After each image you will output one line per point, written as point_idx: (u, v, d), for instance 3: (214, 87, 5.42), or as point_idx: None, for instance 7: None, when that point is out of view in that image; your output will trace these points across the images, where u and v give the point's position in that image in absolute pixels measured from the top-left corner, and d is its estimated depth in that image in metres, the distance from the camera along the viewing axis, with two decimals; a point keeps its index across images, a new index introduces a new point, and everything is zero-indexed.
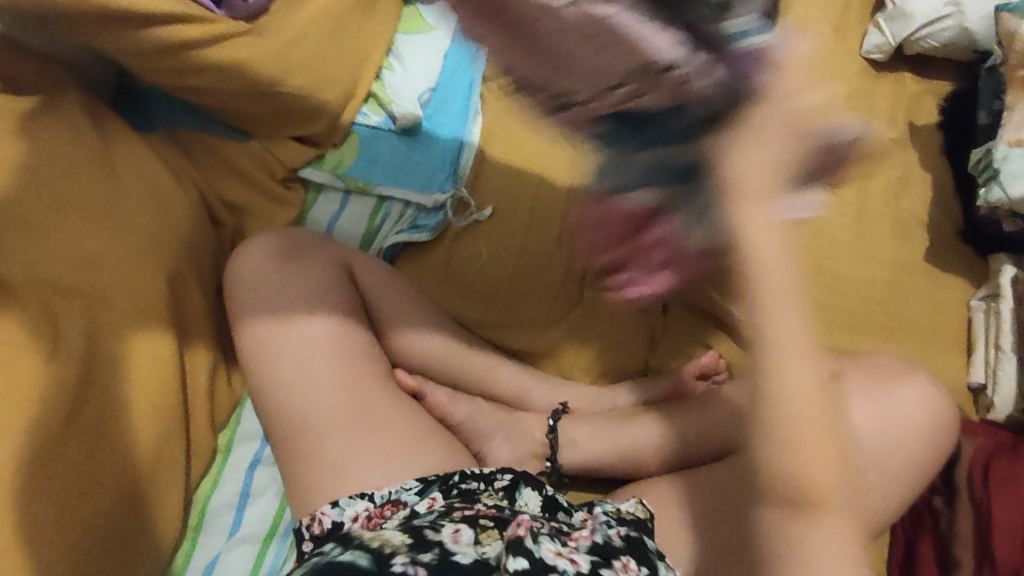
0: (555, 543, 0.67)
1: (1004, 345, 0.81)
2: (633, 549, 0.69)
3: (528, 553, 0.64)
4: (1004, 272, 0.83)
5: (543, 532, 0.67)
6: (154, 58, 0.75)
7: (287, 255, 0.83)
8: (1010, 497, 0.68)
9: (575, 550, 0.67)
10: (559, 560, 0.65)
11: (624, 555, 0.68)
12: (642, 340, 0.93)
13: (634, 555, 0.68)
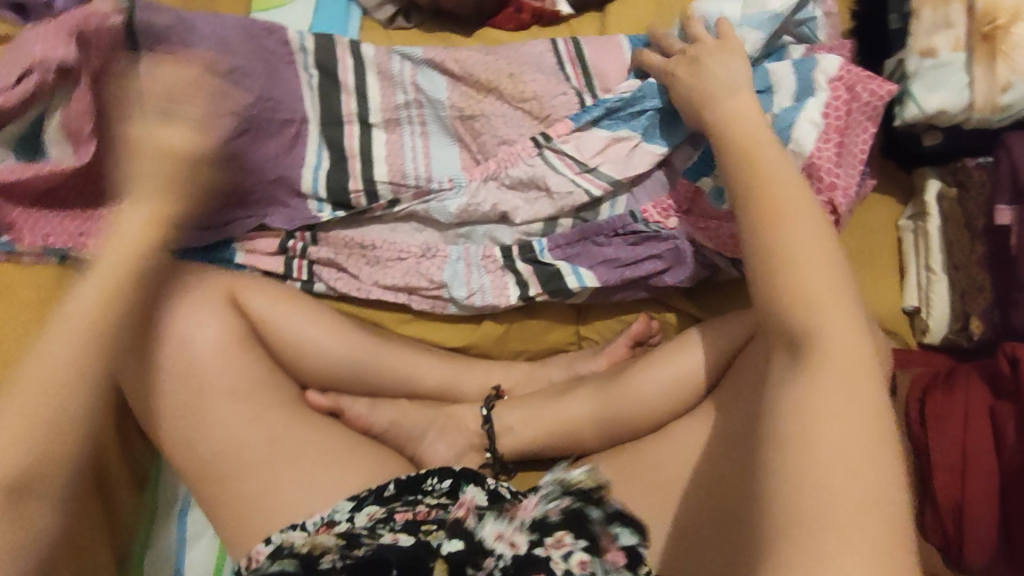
0: (499, 526, 0.67)
1: (935, 267, 0.77)
2: (570, 521, 0.64)
3: (466, 536, 0.66)
4: (930, 188, 0.78)
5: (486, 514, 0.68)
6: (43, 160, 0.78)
7: (168, 293, 0.76)
8: (944, 435, 0.66)
9: (519, 530, 0.66)
10: (499, 544, 0.65)
11: (562, 530, 0.64)
12: (572, 311, 0.87)
13: (571, 530, 0.64)
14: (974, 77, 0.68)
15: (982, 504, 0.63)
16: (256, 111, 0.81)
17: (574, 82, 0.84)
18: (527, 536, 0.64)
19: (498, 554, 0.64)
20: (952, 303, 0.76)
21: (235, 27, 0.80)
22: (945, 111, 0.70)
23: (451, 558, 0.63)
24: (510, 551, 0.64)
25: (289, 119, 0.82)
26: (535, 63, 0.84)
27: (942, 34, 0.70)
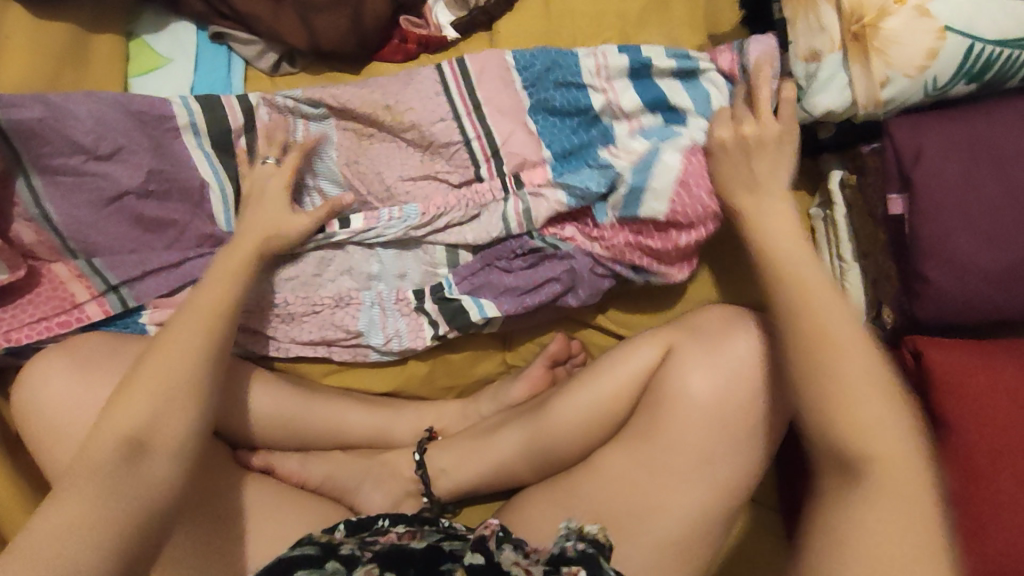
0: (515, 552, 0.63)
1: (846, 256, 0.75)
2: (585, 561, 0.59)
3: (487, 551, 0.63)
4: (833, 178, 0.76)
5: (507, 541, 0.65)
6: None
7: (82, 378, 0.73)
8: None
9: (534, 563, 0.62)
10: (515, 568, 0.62)
11: (577, 565, 0.59)
12: (497, 341, 0.86)
13: (586, 565, 0.58)
14: (853, 75, 0.66)
15: (901, 490, 0.65)
16: (151, 185, 0.76)
17: (459, 104, 0.77)
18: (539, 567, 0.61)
19: (512, 574, 0.61)
20: (868, 291, 0.75)
21: (106, 104, 0.73)
22: (833, 112, 0.68)
23: (470, 567, 0.62)
24: (523, 574, 0.61)
25: (191, 178, 0.77)
26: (421, 94, 0.76)
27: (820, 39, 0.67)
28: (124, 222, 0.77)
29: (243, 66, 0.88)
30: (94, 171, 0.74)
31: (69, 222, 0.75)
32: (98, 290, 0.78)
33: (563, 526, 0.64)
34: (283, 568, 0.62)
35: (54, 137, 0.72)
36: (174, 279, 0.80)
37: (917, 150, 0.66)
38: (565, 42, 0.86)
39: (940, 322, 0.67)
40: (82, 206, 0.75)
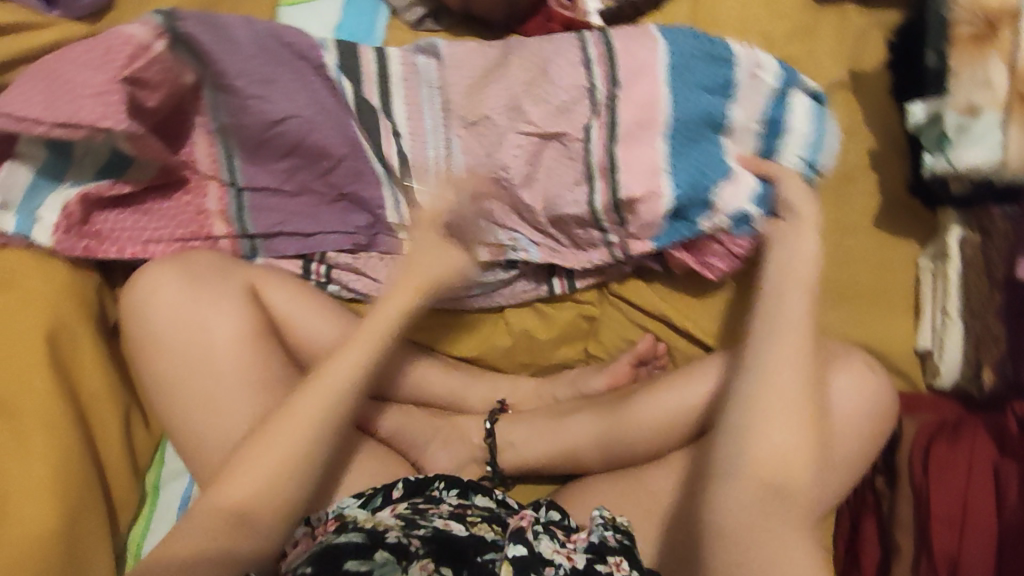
0: (552, 541, 0.66)
1: (951, 312, 0.76)
2: (624, 549, 0.65)
3: (528, 542, 0.64)
4: (953, 235, 0.76)
5: (542, 529, 0.67)
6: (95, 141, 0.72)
7: (189, 283, 0.74)
8: (946, 488, 0.66)
9: (573, 551, 0.65)
10: (556, 557, 0.64)
11: (618, 555, 0.64)
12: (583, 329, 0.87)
13: (628, 557, 0.64)
14: (1009, 136, 0.67)
15: (976, 559, 0.63)
16: (314, 110, 0.77)
17: (609, 111, 0.76)
18: (583, 556, 0.64)
19: (557, 563, 0.63)
20: (965, 350, 0.75)
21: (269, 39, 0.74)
22: (977, 169, 0.69)
23: (515, 559, 0.62)
24: (567, 563, 0.64)
25: (348, 124, 0.78)
26: (559, 50, 0.78)
27: (981, 94, 0.68)
28: (284, 146, 0.78)
29: (388, 12, 0.89)
30: (253, 99, 0.75)
31: (241, 136, 0.77)
32: (235, 233, 0.80)
33: (595, 513, 0.69)
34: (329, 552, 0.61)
35: (228, 59, 0.73)
36: (309, 242, 0.81)
37: None
38: None
39: None
40: (247, 128, 0.76)
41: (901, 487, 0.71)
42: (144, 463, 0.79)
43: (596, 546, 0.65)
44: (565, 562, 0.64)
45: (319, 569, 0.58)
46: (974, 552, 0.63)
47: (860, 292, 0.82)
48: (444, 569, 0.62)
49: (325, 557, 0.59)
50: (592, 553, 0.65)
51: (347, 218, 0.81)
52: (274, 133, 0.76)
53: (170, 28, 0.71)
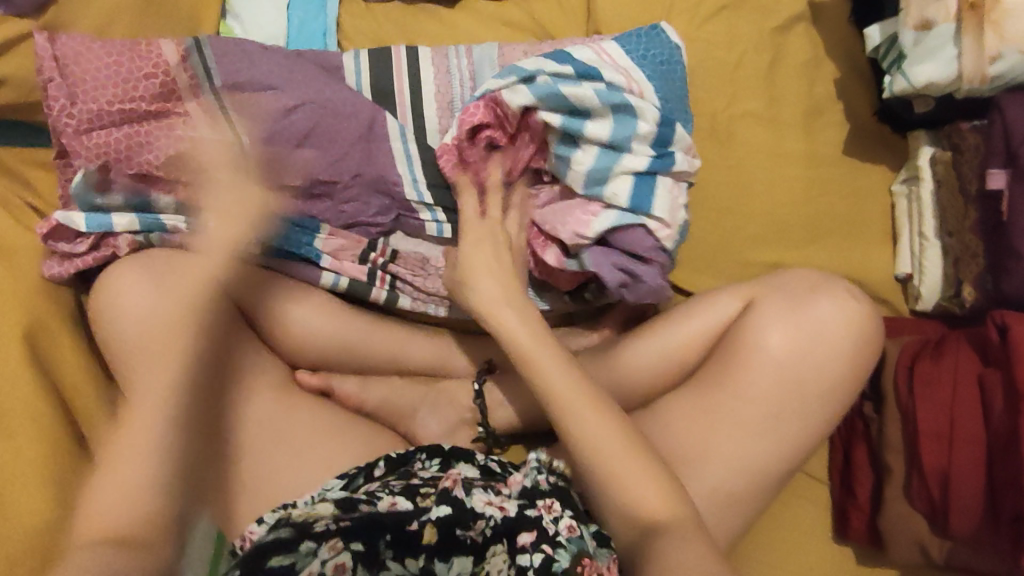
0: (486, 493, 0.63)
1: (927, 232, 0.76)
2: (558, 492, 0.64)
3: (455, 499, 0.61)
4: (924, 153, 0.76)
5: (476, 483, 0.64)
6: None
7: (156, 278, 0.73)
8: (932, 404, 0.66)
9: (507, 499, 0.63)
10: (488, 510, 0.62)
11: (549, 497, 0.63)
12: None
13: (560, 499, 0.63)
14: (963, 47, 0.66)
15: (967, 479, 0.64)
16: (315, 100, 0.78)
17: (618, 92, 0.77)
18: (514, 504, 0.62)
19: (487, 516, 0.61)
20: (945, 270, 0.75)
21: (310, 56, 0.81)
22: (936, 84, 0.68)
23: (439, 520, 0.60)
24: (499, 513, 0.61)
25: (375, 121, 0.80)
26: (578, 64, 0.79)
27: (934, 8, 0.67)
28: (289, 139, 0.77)
29: None
30: (263, 105, 0.77)
31: (257, 131, 0.76)
32: None
33: (531, 456, 0.67)
34: (252, 554, 0.57)
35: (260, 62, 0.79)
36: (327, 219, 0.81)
37: None
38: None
39: None
40: (262, 121, 0.77)
41: (888, 408, 0.71)
42: None
43: (529, 490, 0.64)
44: (496, 513, 0.61)
45: (243, 573, 0.55)
46: (964, 469, 0.64)
47: (833, 223, 0.82)
48: (357, 542, 0.58)
49: (247, 563, 0.56)
50: (524, 500, 0.63)
51: (365, 197, 0.81)
52: (309, 125, 0.77)
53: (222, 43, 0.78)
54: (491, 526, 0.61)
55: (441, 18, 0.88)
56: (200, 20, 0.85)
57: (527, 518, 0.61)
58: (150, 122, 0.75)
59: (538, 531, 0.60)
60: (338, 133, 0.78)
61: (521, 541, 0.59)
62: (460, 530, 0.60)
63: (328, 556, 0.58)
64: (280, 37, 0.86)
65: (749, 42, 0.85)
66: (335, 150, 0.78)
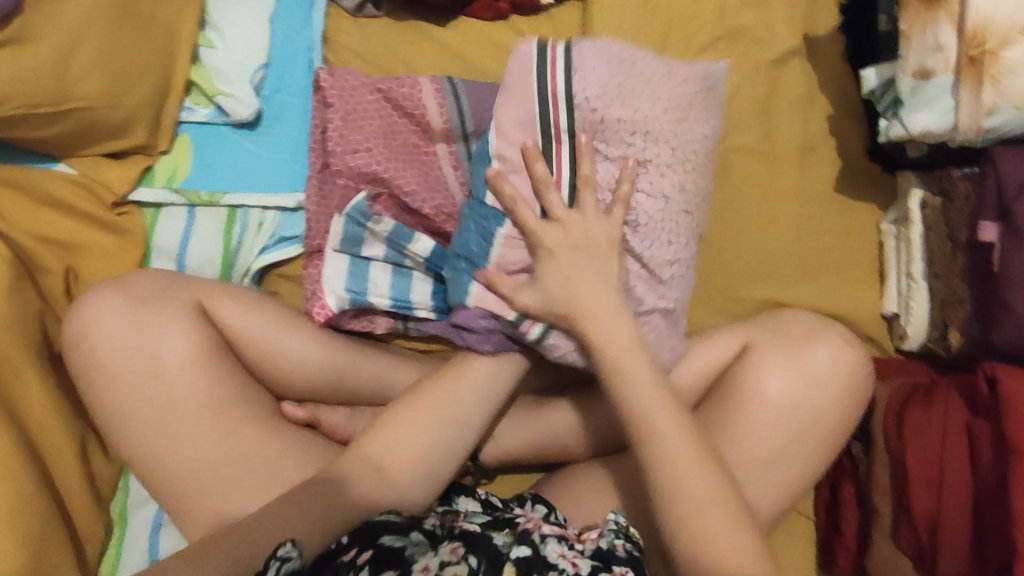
0: (561, 544, 0.62)
1: (914, 275, 0.77)
2: (635, 563, 0.61)
3: (533, 544, 0.61)
4: (913, 196, 0.78)
5: (551, 533, 0.63)
6: (64, 137, 0.75)
7: (135, 311, 0.69)
8: (922, 453, 0.68)
9: (580, 555, 0.61)
10: (562, 562, 0.60)
11: (626, 565, 0.61)
12: None
13: (636, 568, 0.60)
14: (961, 99, 0.66)
15: (955, 526, 0.65)
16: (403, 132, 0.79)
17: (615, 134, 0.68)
18: (588, 564, 0.60)
19: (561, 567, 0.59)
20: (931, 311, 0.77)
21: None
22: (932, 132, 0.68)
23: (518, 561, 0.58)
24: (571, 568, 0.59)
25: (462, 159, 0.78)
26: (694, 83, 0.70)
27: (934, 58, 0.67)
28: (377, 166, 0.78)
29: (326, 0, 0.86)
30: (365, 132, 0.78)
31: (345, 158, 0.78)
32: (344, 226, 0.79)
33: (610, 518, 0.66)
34: (366, 530, 0.58)
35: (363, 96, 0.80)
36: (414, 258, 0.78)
37: (1021, 182, 0.65)
38: (660, 22, 0.85)
39: (1013, 352, 0.66)
40: (356, 147, 0.78)
41: (876, 452, 0.72)
42: (107, 488, 0.77)
43: (604, 554, 0.62)
44: (569, 568, 0.59)
45: (355, 540, 0.57)
46: (951, 514, 0.65)
47: (824, 259, 0.83)
48: (473, 557, 0.58)
49: (363, 530, 0.58)
50: (598, 562, 0.61)
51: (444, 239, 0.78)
52: (396, 155, 0.78)
53: (445, 88, 0.80)
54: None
55: (431, 38, 0.86)
56: (177, 34, 0.79)
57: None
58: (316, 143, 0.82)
59: None
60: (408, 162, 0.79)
61: None
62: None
63: (445, 558, 0.57)
64: (261, 52, 0.82)
65: (745, 75, 0.85)
66: (412, 181, 0.78)
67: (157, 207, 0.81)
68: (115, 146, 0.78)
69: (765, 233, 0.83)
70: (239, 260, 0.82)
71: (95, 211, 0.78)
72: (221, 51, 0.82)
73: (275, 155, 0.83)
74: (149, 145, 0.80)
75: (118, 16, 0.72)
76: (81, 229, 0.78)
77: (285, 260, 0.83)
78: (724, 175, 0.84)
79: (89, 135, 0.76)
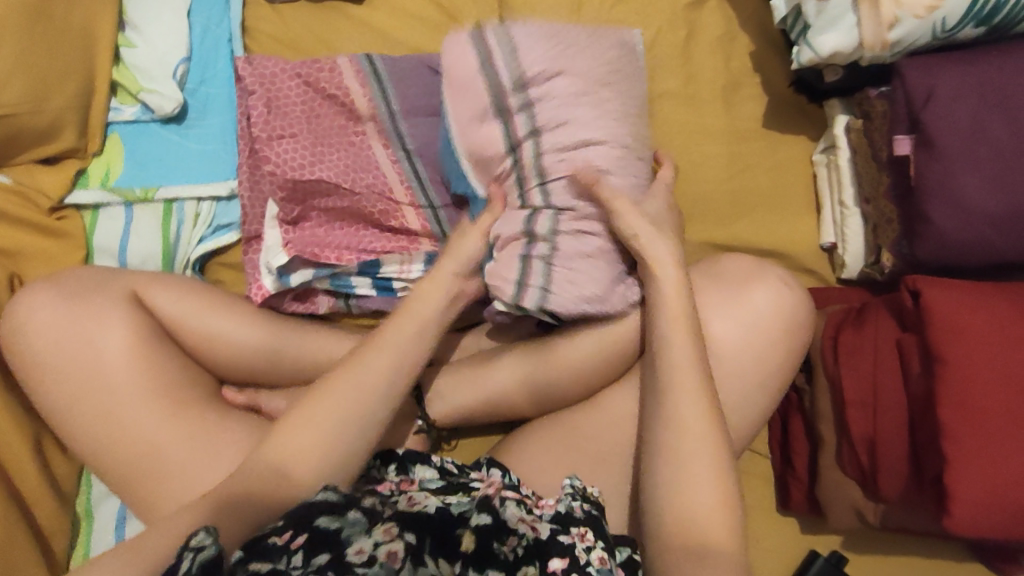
0: (520, 508, 0.60)
1: (846, 202, 0.76)
2: (593, 520, 0.60)
3: (494, 510, 0.59)
4: (838, 122, 0.77)
5: (510, 496, 0.61)
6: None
7: (71, 308, 0.70)
8: (857, 374, 0.67)
9: (539, 520, 0.60)
10: (521, 527, 0.58)
11: (584, 525, 0.59)
12: None
13: (594, 527, 0.59)
14: (862, 15, 0.65)
15: (892, 443, 0.65)
16: (331, 117, 0.79)
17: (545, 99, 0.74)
18: (546, 526, 0.59)
19: (521, 533, 0.58)
20: (865, 237, 0.76)
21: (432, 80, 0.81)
22: (840, 53, 0.67)
23: (477, 529, 0.57)
24: (532, 533, 0.58)
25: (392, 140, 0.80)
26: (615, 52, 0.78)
27: None
28: (305, 153, 0.77)
29: None
30: (290, 119, 0.78)
31: (273, 145, 0.78)
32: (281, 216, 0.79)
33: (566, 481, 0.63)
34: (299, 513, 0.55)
35: (285, 82, 0.79)
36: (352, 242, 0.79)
37: (928, 91, 0.64)
38: None
39: (938, 263, 0.66)
40: (283, 134, 0.78)
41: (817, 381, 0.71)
42: (69, 487, 0.78)
43: (561, 515, 0.60)
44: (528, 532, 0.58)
45: (289, 522, 0.54)
46: (889, 432, 0.65)
47: (759, 196, 0.82)
48: (411, 534, 0.56)
49: (298, 511, 0.55)
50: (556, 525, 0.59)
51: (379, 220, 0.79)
52: (324, 140, 0.78)
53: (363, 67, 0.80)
54: (523, 546, 0.57)
55: (349, 16, 0.86)
56: (97, 37, 0.80)
57: (559, 544, 0.57)
58: (244, 133, 0.81)
59: (569, 559, 0.56)
60: (338, 146, 0.78)
61: (552, 567, 0.56)
62: (495, 544, 0.57)
63: (378, 541, 0.54)
64: (182, 46, 0.84)
65: (662, 20, 0.85)
66: (341, 165, 0.78)
67: (96, 208, 0.83)
68: (46, 152, 0.80)
69: (696, 176, 0.83)
70: (179, 253, 0.83)
71: (32, 217, 0.80)
72: (143, 50, 0.83)
73: (207, 147, 0.84)
74: (80, 148, 0.82)
75: (34, 20, 0.74)
76: (20, 236, 0.80)
77: (223, 247, 0.85)
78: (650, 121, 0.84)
79: (18, 142, 0.78)
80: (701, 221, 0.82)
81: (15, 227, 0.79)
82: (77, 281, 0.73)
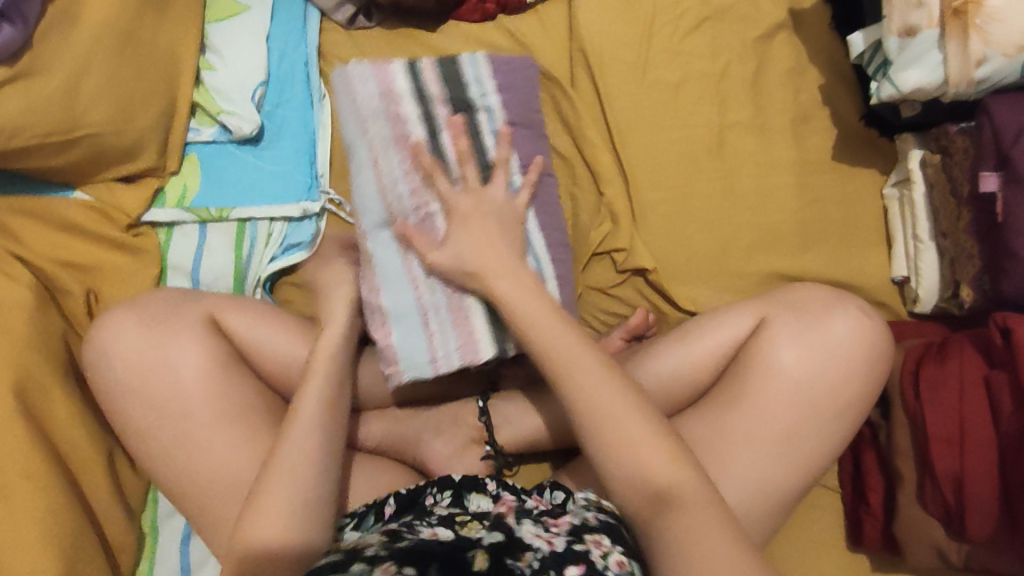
0: (534, 527, 0.62)
1: (922, 235, 0.77)
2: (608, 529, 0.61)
3: (505, 529, 0.62)
4: (912, 156, 0.77)
5: (525, 517, 0.64)
6: (77, 165, 0.78)
7: (152, 327, 0.71)
8: (941, 410, 0.66)
9: (555, 536, 0.61)
10: (535, 543, 0.60)
11: (598, 533, 0.61)
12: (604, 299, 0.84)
13: (609, 534, 0.61)
14: (948, 52, 0.66)
15: (981, 482, 0.64)
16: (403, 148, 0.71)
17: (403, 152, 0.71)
18: (561, 541, 0.59)
19: (534, 548, 0.59)
20: (941, 270, 0.76)
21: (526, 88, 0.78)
22: (922, 89, 0.68)
23: (487, 550, 0.58)
24: (546, 547, 0.59)
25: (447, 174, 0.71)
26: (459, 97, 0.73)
27: (919, 15, 0.67)
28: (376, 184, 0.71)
29: (319, 17, 0.89)
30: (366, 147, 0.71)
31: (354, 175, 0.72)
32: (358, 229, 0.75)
33: (580, 495, 0.66)
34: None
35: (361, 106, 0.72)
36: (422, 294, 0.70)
37: (1017, 128, 0.65)
38: (646, 8, 0.86)
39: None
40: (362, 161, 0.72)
41: (897, 414, 0.71)
42: (137, 505, 0.79)
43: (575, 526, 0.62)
44: (542, 545, 0.59)
45: None
46: (977, 471, 0.64)
47: (827, 230, 0.82)
48: (411, 567, 0.55)
49: None
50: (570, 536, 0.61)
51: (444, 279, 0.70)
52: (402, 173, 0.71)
53: (417, 91, 0.72)
54: (539, 559, 0.58)
55: (422, 43, 0.88)
56: (180, 61, 0.82)
57: (573, 552, 0.58)
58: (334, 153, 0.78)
59: (587, 565, 0.57)
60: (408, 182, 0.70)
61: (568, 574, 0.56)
62: (508, 559, 0.58)
63: None
64: (260, 70, 0.85)
65: (732, 53, 0.85)
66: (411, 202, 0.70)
67: (171, 227, 0.84)
68: (126, 170, 0.81)
69: (764, 206, 0.83)
70: (250, 274, 0.84)
71: (110, 234, 0.81)
72: (221, 72, 0.85)
73: (279, 168, 0.85)
74: (159, 167, 0.83)
75: (123, 43, 0.76)
76: (97, 252, 0.81)
77: (292, 267, 0.85)
78: (718, 151, 0.84)
79: (100, 160, 0.79)
80: (770, 251, 0.82)
81: (93, 244, 0.81)
82: (153, 300, 0.74)
